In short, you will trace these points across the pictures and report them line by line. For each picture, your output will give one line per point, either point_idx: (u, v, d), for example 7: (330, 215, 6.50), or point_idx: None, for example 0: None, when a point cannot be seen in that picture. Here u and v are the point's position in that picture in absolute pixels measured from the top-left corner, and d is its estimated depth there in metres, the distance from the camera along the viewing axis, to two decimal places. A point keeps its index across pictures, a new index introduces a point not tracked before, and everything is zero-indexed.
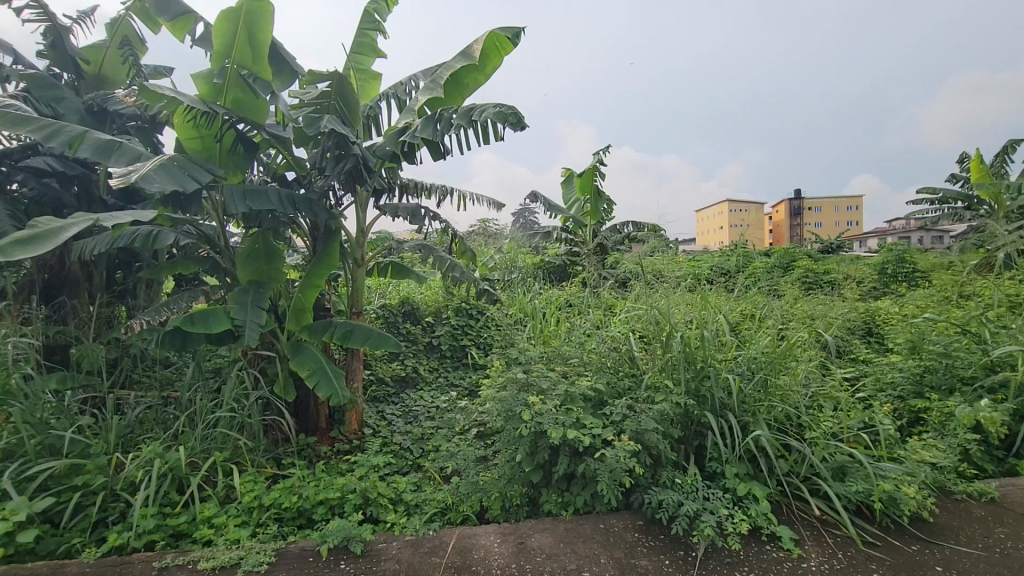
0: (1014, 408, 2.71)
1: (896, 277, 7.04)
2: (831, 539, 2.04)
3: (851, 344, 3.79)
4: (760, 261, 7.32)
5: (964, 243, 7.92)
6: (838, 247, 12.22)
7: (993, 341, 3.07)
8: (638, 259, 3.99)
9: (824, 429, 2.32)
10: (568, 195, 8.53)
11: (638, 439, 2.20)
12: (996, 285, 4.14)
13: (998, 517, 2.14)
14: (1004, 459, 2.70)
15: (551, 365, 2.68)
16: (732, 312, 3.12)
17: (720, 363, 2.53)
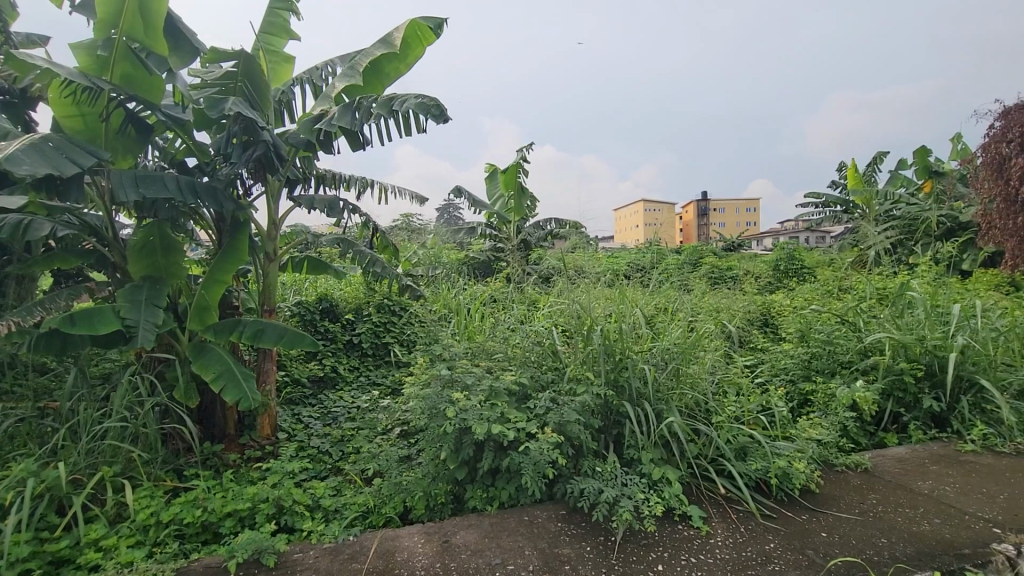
0: (883, 388, 3.09)
1: (788, 272, 7.76)
2: (735, 514, 2.17)
3: (751, 334, 4.13)
4: (671, 258, 7.75)
5: (843, 242, 8.90)
6: (739, 245, 13.29)
7: (865, 328, 3.47)
8: (561, 255, 4.10)
9: (728, 414, 2.53)
10: (492, 191, 8.55)
11: (561, 430, 2.26)
12: (868, 279, 4.69)
13: (870, 484, 2.42)
14: (875, 433, 3.07)
15: (475, 360, 2.68)
16: (648, 306, 3.29)
17: (636, 354, 2.66)
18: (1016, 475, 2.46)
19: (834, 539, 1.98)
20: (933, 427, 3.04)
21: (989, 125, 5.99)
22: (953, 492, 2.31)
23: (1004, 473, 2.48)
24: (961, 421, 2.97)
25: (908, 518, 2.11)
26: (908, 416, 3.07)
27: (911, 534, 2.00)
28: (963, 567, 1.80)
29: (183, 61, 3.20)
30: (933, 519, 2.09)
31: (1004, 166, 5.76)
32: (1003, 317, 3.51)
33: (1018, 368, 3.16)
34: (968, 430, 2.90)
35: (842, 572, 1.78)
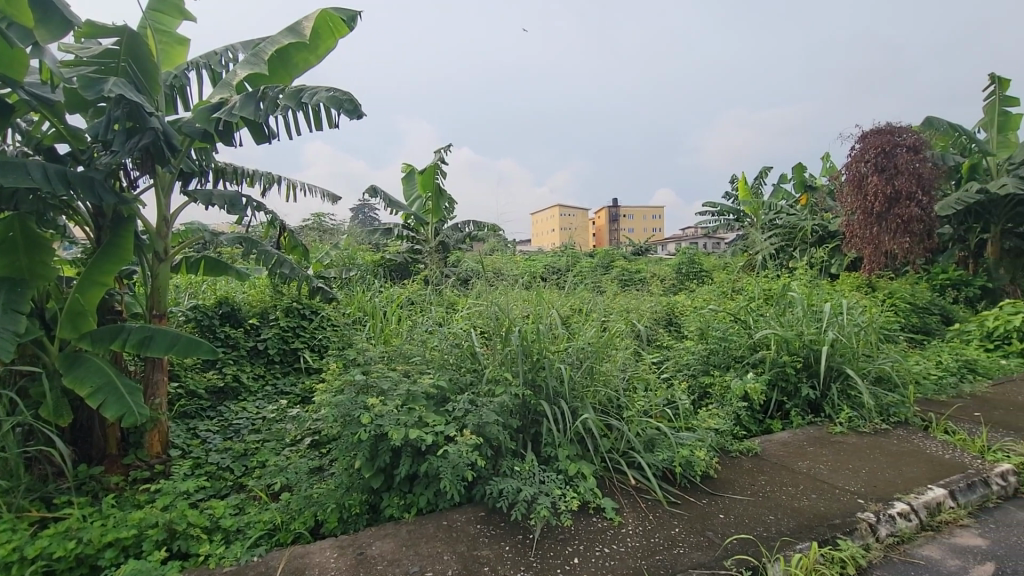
0: (769, 379, 3.42)
1: (689, 274, 8.36)
2: (644, 503, 2.29)
3: (657, 333, 4.40)
4: (585, 261, 8.05)
5: (735, 247, 9.77)
6: (646, 250, 14.12)
7: (755, 325, 3.82)
8: (479, 258, 4.11)
9: (637, 408, 2.68)
10: (409, 192, 8.41)
11: (480, 432, 2.26)
12: (757, 281, 5.18)
13: (760, 467, 2.67)
14: (763, 420, 3.39)
15: (391, 364, 2.61)
16: (563, 307, 3.38)
17: (553, 354, 2.72)
18: (874, 451, 2.84)
19: (730, 519, 2.15)
20: (809, 413, 3.41)
21: (851, 146, 6.87)
22: (826, 469, 2.61)
23: (866, 451, 2.84)
24: (832, 407, 3.36)
25: (790, 495, 2.36)
26: (790, 403, 3.42)
27: (793, 509, 2.23)
28: (836, 535, 2.03)
29: (52, 34, 2.79)
30: (810, 494, 2.35)
31: (862, 183, 6.63)
32: (864, 314, 4.02)
33: (875, 358, 3.64)
34: (837, 414, 3.28)
35: (737, 549, 1.94)
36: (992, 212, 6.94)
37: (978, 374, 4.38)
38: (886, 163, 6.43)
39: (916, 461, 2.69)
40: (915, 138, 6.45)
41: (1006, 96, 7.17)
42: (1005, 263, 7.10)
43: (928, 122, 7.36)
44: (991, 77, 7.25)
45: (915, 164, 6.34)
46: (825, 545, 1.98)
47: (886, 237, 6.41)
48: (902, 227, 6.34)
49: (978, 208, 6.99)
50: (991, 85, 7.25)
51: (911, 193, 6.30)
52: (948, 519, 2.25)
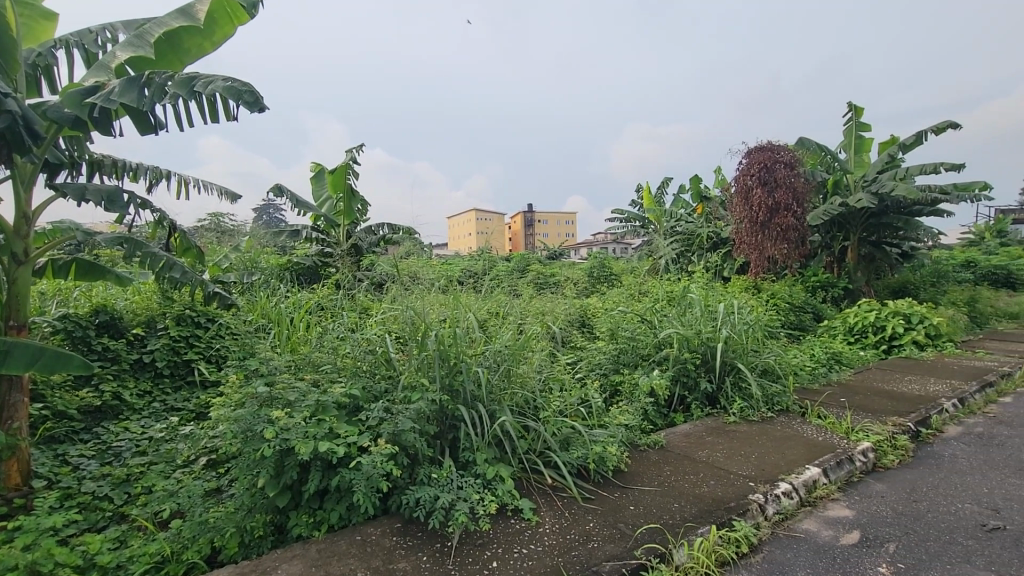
0: (673, 375, 3.66)
1: (600, 278, 8.73)
2: (560, 501, 2.34)
3: (571, 334, 4.55)
4: (502, 265, 8.15)
5: (641, 252, 10.38)
6: (560, 255, 14.58)
7: (660, 325, 4.07)
8: (394, 261, 4.00)
9: (553, 409, 2.74)
10: (319, 192, 8.03)
11: (395, 441, 2.20)
12: (661, 285, 5.53)
13: (665, 458, 2.84)
14: (668, 414, 3.61)
15: (299, 374, 2.46)
16: (481, 311, 3.39)
17: (470, 357, 2.71)
18: (761, 438, 3.13)
19: (640, 510, 2.27)
20: (708, 405, 3.68)
21: (740, 161, 7.56)
22: (723, 457, 2.84)
23: (755, 438, 3.13)
24: (726, 399, 3.65)
25: (692, 483, 2.53)
26: (690, 397, 3.67)
27: (695, 496, 2.39)
28: (732, 517, 2.21)
29: None
30: (709, 481, 2.54)
31: (749, 195, 7.32)
32: (751, 313, 4.43)
33: (762, 353, 4.02)
34: (731, 405, 3.58)
35: (647, 538, 2.04)
36: (852, 223, 7.97)
37: (842, 364, 5.00)
38: (768, 177, 7.14)
39: (796, 444, 3.00)
40: (791, 156, 7.23)
41: (860, 122, 8.26)
42: (862, 267, 8.17)
43: (801, 142, 8.29)
44: (849, 105, 8.30)
45: (791, 178, 7.12)
46: (723, 526, 2.15)
47: (769, 243, 7.13)
48: (781, 234, 7.10)
49: (841, 220, 8.00)
50: (850, 112, 8.31)
51: (789, 205, 7.08)
52: (823, 494, 2.54)
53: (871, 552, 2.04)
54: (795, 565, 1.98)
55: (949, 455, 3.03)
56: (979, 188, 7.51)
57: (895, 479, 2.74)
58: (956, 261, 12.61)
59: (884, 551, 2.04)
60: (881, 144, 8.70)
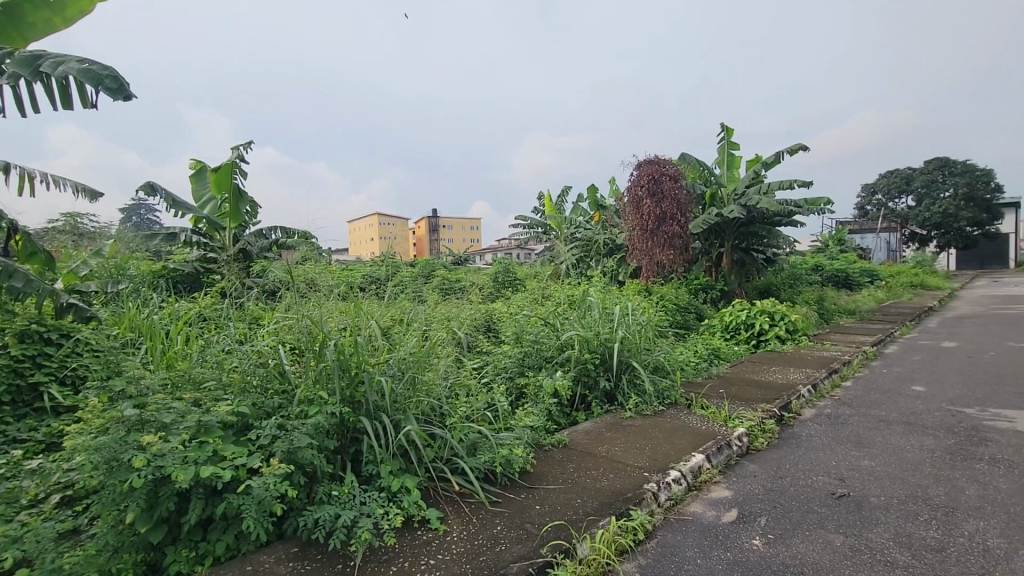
0: (574, 376, 3.81)
1: (506, 283, 8.86)
2: (468, 507, 2.34)
3: (477, 340, 4.57)
4: (406, 271, 7.97)
5: (544, 257, 10.72)
6: (465, 260, 14.60)
7: (561, 328, 4.22)
8: (288, 267, 3.75)
9: (459, 415, 2.73)
10: (199, 191, 7.30)
11: (291, 459, 2.06)
12: (562, 289, 5.75)
13: (569, 456, 2.95)
14: (571, 413, 3.75)
15: (177, 393, 2.21)
16: (384, 317, 3.29)
17: (373, 367, 2.62)
18: (654, 430, 3.37)
19: (545, 509, 2.33)
20: (606, 402, 3.88)
21: (631, 173, 8.09)
22: (620, 451, 3.00)
23: (648, 430, 3.36)
24: (623, 395, 3.88)
25: (594, 478, 2.65)
26: (591, 395, 3.85)
27: (596, 490, 2.51)
28: (629, 507, 2.35)
29: None
30: (609, 475, 2.68)
31: (640, 205, 7.85)
32: (643, 314, 4.75)
33: (653, 351, 4.32)
34: (627, 401, 3.80)
35: (552, 535, 2.10)
36: (726, 231, 8.87)
37: (721, 359, 5.54)
38: (656, 188, 7.71)
39: (684, 434, 3.27)
40: (675, 169, 7.88)
41: (731, 142, 9.23)
42: (735, 271, 9.10)
43: (683, 157, 9.08)
44: (721, 126, 9.25)
45: (676, 190, 7.76)
46: (621, 517, 2.27)
47: (658, 248, 7.71)
48: (668, 240, 7.71)
49: (717, 228, 8.86)
50: (722, 132, 9.26)
51: (674, 214, 7.72)
52: (707, 478, 2.79)
53: (747, 527, 2.28)
54: (684, 546, 2.15)
55: (806, 435, 3.47)
56: (824, 202, 8.71)
57: (765, 459, 3.08)
58: (808, 265, 14.50)
59: (758, 525, 2.29)
60: (748, 161, 9.78)
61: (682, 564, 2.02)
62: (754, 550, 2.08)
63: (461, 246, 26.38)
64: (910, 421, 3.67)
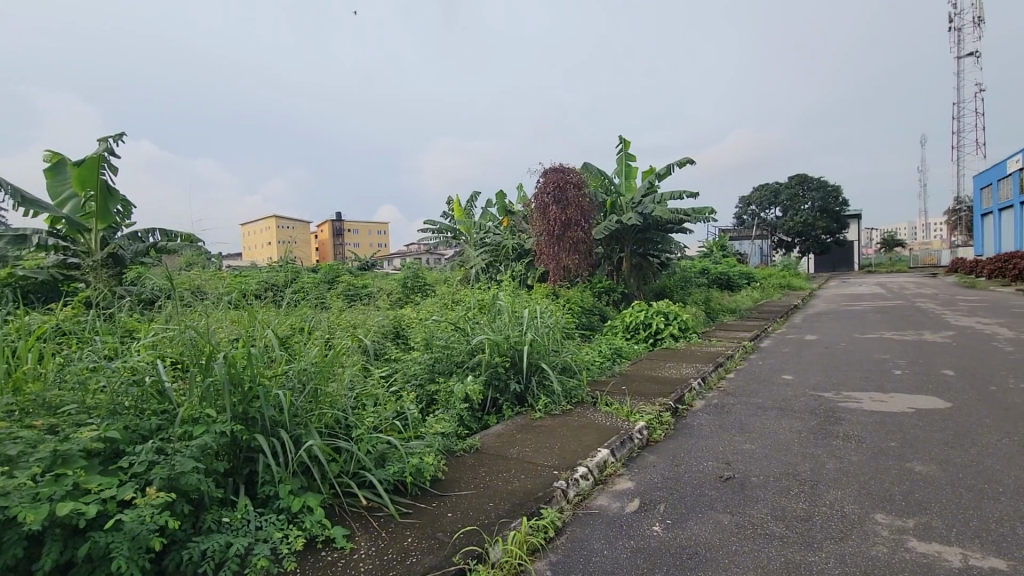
0: (485, 379, 3.83)
1: (415, 288, 8.69)
2: (376, 521, 2.25)
3: (385, 347, 4.44)
4: (307, 277, 7.54)
5: (453, 262, 10.67)
6: (372, 265, 14.14)
7: (471, 332, 4.21)
8: (168, 273, 3.39)
9: (366, 425, 2.62)
10: (56, 188, 6.37)
11: (173, 486, 1.85)
12: (471, 294, 5.77)
13: (480, 460, 2.95)
14: (482, 417, 3.76)
15: (26, 420, 1.90)
16: (282, 326, 3.08)
17: (270, 380, 2.43)
18: (562, 428, 3.47)
19: (457, 516, 2.31)
20: (517, 404, 3.94)
21: (538, 180, 8.31)
22: (530, 451, 3.06)
23: (557, 429, 3.46)
24: (532, 397, 3.95)
25: (505, 480, 2.68)
26: (502, 398, 3.89)
27: (508, 493, 2.53)
28: (539, 506, 2.40)
29: None
30: (519, 476, 2.72)
31: (546, 211, 8.10)
32: (551, 317, 4.89)
33: (560, 353, 4.46)
34: (536, 402, 3.89)
35: (464, 542, 2.09)
36: (625, 237, 9.41)
37: (623, 357, 5.86)
38: (561, 196, 8.00)
39: (590, 431, 3.41)
40: (579, 178, 8.22)
41: (628, 153, 9.82)
42: (634, 275, 9.68)
43: (585, 167, 9.52)
44: (619, 138, 9.82)
45: (579, 198, 8.10)
46: (532, 516, 2.31)
47: (564, 254, 8.01)
48: (573, 246, 8.04)
49: (618, 235, 9.38)
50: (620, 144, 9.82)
51: (577, 221, 8.06)
52: (611, 471, 2.93)
53: (647, 515, 2.42)
54: (591, 539, 2.23)
55: (697, 425, 3.77)
56: (709, 212, 9.56)
57: (663, 449, 3.30)
58: (697, 269, 15.82)
59: (657, 512, 2.44)
60: (643, 172, 10.46)
61: (590, 558, 2.09)
62: (654, 536, 2.22)
63: (367, 250, 25.53)
64: (782, 407, 4.12)
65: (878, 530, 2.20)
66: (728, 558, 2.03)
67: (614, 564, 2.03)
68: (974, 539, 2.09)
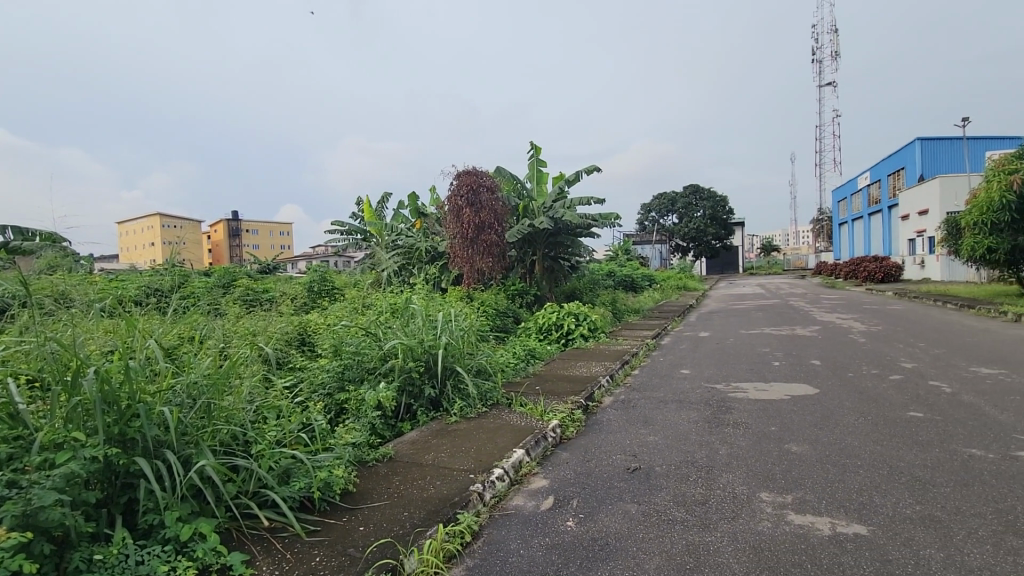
0: (398, 385, 3.72)
1: (323, 291, 8.16)
2: (280, 543, 2.10)
3: (289, 356, 4.18)
4: (197, 281, 6.89)
5: (364, 265, 10.30)
6: (275, 268, 13.28)
7: (384, 336, 4.07)
8: (23, 276, 2.93)
9: (268, 440, 2.44)
10: None
11: (30, 524, 1.60)
12: (383, 297, 5.60)
13: (394, 469, 2.86)
14: (396, 424, 3.66)
15: None
16: (167, 335, 2.78)
17: (153, 396, 2.18)
18: (478, 431, 3.47)
19: (369, 529, 2.21)
20: (432, 409, 3.87)
21: (451, 182, 8.27)
22: (447, 456, 3.03)
23: (473, 432, 3.45)
24: (447, 401, 3.91)
25: (420, 488, 2.62)
26: (416, 404, 3.80)
27: (423, 500, 2.48)
28: (455, 511, 2.37)
29: None
30: (435, 482, 2.67)
31: (459, 214, 8.08)
32: (466, 319, 4.88)
33: (475, 355, 4.46)
34: (452, 406, 3.85)
35: (377, 555, 2.01)
36: (537, 241, 9.63)
37: (536, 358, 5.99)
38: (474, 199, 8.03)
39: (505, 432, 3.44)
40: (492, 181, 8.26)
41: (540, 159, 10.07)
42: (546, 277, 9.94)
43: (498, 170, 9.62)
44: (531, 144, 10.05)
45: (492, 202, 8.17)
46: (448, 522, 2.29)
47: (478, 257, 8.03)
48: (487, 249, 8.09)
49: (530, 238, 9.58)
50: (531, 149, 10.04)
51: (491, 224, 8.12)
52: (527, 471, 2.98)
53: (561, 511, 2.49)
54: (507, 541, 2.25)
55: (606, 420, 3.94)
56: (614, 217, 10.08)
57: (575, 446, 3.41)
58: (605, 271, 16.59)
59: (571, 507, 2.52)
60: (554, 177, 10.77)
61: (507, 559, 2.10)
62: (568, 532, 2.29)
63: (266, 252, 23.91)
64: (681, 399, 4.44)
65: (763, 507, 2.43)
66: (635, 545, 2.14)
67: (531, 563, 2.06)
68: (840, 508, 2.39)
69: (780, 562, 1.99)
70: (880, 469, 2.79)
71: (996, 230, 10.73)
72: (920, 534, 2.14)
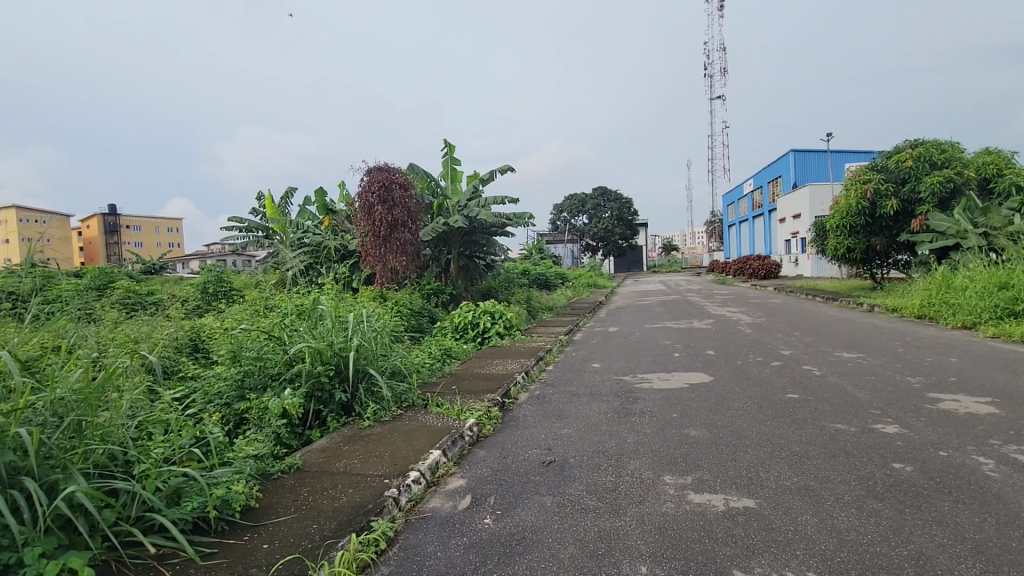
0: (306, 391, 3.51)
1: (217, 294, 7.49)
2: (170, 571, 1.90)
3: (179, 364, 3.83)
4: (65, 283, 6.07)
5: (266, 265, 9.63)
6: (163, 268, 12.05)
7: (289, 340, 3.83)
8: None
9: (154, 459, 2.20)
10: None
11: None
12: (288, 298, 5.29)
13: (301, 480, 2.70)
14: (303, 433, 3.47)
15: None
16: (24, 345, 2.41)
17: (5, 416, 1.87)
18: (393, 434, 3.38)
19: (274, 546, 2.07)
20: (342, 414, 3.71)
21: (361, 178, 7.97)
22: (359, 462, 2.91)
23: (387, 436, 3.35)
24: (360, 405, 3.76)
25: (331, 498, 2.49)
26: (326, 410, 3.62)
27: (334, 510, 2.36)
28: (370, 519, 2.29)
29: None
30: (347, 490, 2.56)
31: (371, 211, 7.81)
32: (379, 320, 4.73)
33: (390, 356, 4.34)
34: (365, 410, 3.71)
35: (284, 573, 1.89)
36: (452, 240, 9.57)
37: (452, 357, 5.95)
38: (386, 196, 7.79)
39: (422, 433, 3.38)
40: (405, 179, 8.06)
41: (454, 157, 10.00)
42: (462, 276, 9.92)
43: (411, 167, 9.41)
44: (445, 142, 9.94)
45: (406, 199, 7.97)
46: (362, 532, 2.20)
47: (391, 256, 7.81)
48: (400, 248, 7.88)
49: (445, 237, 9.50)
50: (445, 147, 9.94)
51: (405, 222, 7.92)
52: (444, 472, 2.95)
53: (478, 509, 2.49)
54: (424, 544, 2.21)
55: (522, 416, 4.00)
56: (528, 217, 10.28)
57: (492, 443, 3.43)
58: (520, 269, 16.87)
59: (488, 505, 2.53)
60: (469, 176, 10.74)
61: (424, 563, 2.07)
62: (485, 529, 2.29)
63: (151, 250, 21.62)
64: (592, 392, 4.64)
65: (666, 489, 2.60)
66: (551, 536, 2.20)
67: (448, 564, 2.04)
68: (732, 485, 2.62)
69: (682, 539, 2.14)
70: (765, 447, 3.09)
71: (855, 232, 12.30)
72: (798, 503, 2.41)
